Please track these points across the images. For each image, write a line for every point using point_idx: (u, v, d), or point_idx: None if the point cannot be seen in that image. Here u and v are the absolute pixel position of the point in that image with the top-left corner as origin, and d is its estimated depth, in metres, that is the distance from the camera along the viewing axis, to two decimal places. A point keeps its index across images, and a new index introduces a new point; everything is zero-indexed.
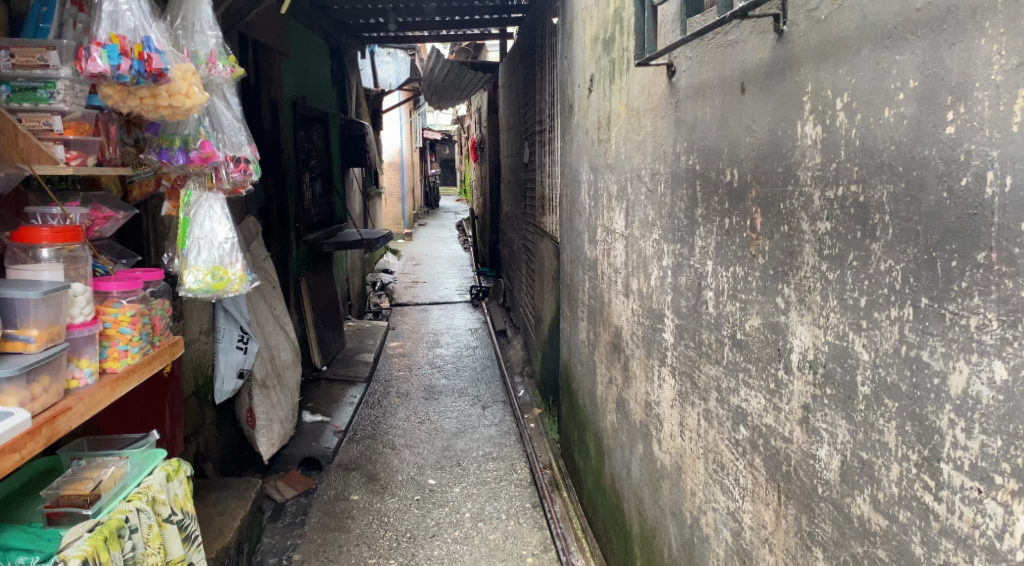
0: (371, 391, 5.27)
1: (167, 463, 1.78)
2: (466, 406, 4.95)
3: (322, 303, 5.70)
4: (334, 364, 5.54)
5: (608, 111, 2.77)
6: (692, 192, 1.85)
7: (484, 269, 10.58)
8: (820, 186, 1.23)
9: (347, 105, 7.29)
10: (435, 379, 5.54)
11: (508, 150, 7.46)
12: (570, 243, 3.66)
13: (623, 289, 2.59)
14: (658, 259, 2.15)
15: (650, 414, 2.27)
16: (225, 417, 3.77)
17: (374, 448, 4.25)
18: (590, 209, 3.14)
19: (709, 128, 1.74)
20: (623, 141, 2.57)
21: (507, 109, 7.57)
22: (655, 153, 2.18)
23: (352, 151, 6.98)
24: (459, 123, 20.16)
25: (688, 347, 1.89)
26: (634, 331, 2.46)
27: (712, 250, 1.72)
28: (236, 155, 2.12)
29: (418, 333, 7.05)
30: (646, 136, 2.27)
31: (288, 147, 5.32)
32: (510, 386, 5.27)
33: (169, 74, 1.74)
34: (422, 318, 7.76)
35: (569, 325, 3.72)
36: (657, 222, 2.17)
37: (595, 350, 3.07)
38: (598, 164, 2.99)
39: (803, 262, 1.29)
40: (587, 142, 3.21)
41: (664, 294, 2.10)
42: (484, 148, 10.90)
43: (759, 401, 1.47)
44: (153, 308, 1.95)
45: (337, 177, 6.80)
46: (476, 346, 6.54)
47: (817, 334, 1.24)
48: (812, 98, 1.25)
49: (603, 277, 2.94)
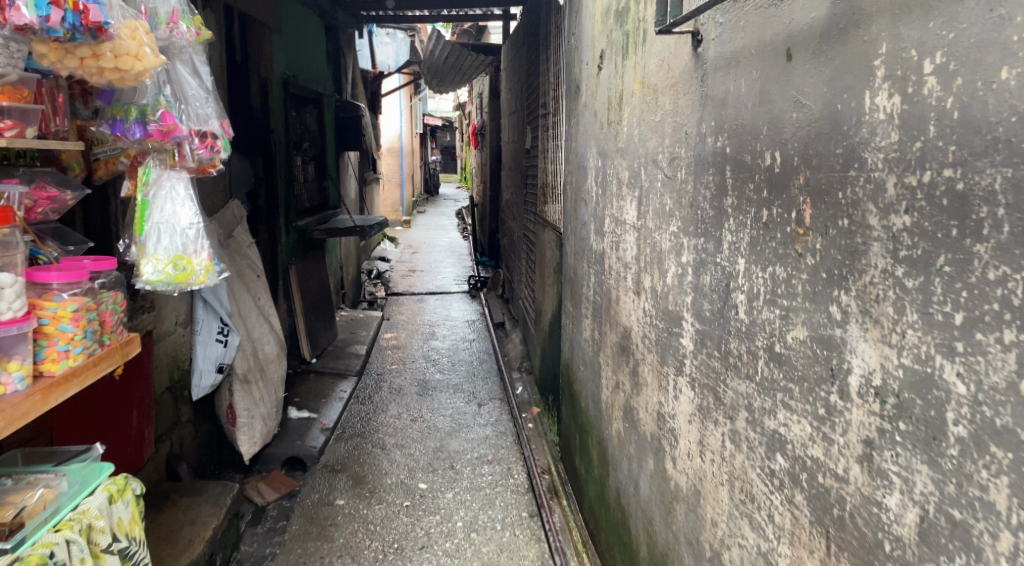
0: (362, 385, 5.05)
1: (112, 481, 1.55)
2: (461, 404, 4.72)
3: (313, 293, 5.47)
4: (324, 356, 5.31)
5: (620, 91, 2.53)
6: (720, 179, 1.61)
7: (483, 259, 10.34)
8: (895, 170, 0.99)
9: (342, 86, 7.01)
10: (430, 374, 5.32)
11: (510, 137, 7.19)
12: (574, 234, 3.42)
13: (633, 288, 2.36)
14: (676, 255, 1.92)
15: (662, 427, 2.05)
16: (204, 414, 3.54)
17: (363, 447, 4.03)
18: (597, 199, 2.90)
19: (745, 105, 1.49)
20: (636, 124, 2.33)
21: (509, 93, 7.30)
22: (675, 135, 1.94)
23: (347, 134, 6.71)
24: (460, 109, 19.81)
25: (711, 357, 1.66)
26: (645, 335, 2.24)
27: (744, 247, 1.49)
28: (202, 129, 1.87)
29: (413, 324, 6.82)
30: (664, 117, 2.03)
31: (278, 128, 5.06)
32: (508, 382, 5.05)
33: (113, 30, 1.48)
34: (418, 308, 7.52)
35: (571, 321, 3.49)
36: (675, 213, 1.93)
37: (600, 351, 2.85)
38: (607, 150, 2.75)
39: (869, 265, 1.05)
40: (594, 125, 2.97)
41: (681, 295, 1.87)
42: (485, 134, 10.62)
43: (803, 428, 1.24)
44: (102, 302, 1.71)
45: (331, 161, 6.55)
46: (473, 340, 6.31)
47: (886, 356, 1.00)
48: (887, 61, 1.00)
49: (610, 272, 2.70)
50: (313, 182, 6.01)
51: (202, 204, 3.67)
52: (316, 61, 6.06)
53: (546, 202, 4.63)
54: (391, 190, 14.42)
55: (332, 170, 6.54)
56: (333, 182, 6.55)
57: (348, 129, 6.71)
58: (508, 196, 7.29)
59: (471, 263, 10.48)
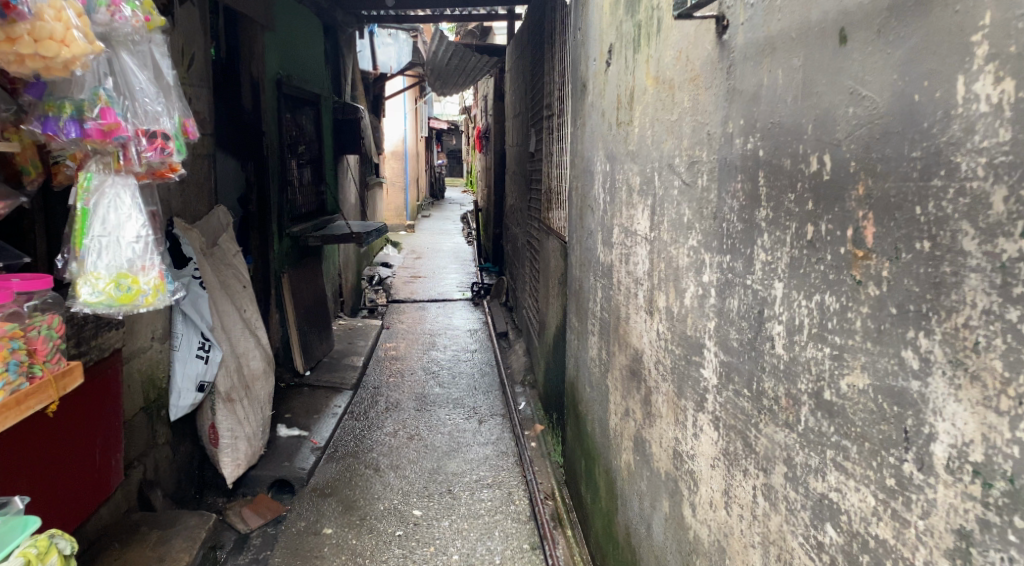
0: (357, 400, 4.82)
1: (32, 542, 1.31)
2: (460, 420, 4.48)
3: (308, 302, 5.25)
4: (318, 369, 5.09)
5: (631, 88, 2.30)
6: (751, 187, 1.37)
7: (487, 264, 10.10)
8: (1005, 177, 0.75)
9: (341, 88, 6.80)
10: (428, 387, 5.08)
11: (514, 140, 6.96)
12: (580, 244, 3.18)
13: (645, 307, 2.12)
14: (695, 274, 1.68)
15: (679, 468, 1.80)
16: (184, 435, 3.32)
17: (355, 469, 3.80)
18: (604, 207, 2.66)
19: (785, 100, 1.24)
20: (649, 124, 2.09)
21: (514, 94, 7.07)
22: (695, 137, 1.70)
23: (346, 136, 6.50)
24: (465, 112, 19.60)
25: (739, 396, 1.42)
26: (659, 360, 1.99)
27: (782, 268, 1.24)
28: (151, 130, 1.65)
29: (413, 333, 6.58)
30: (683, 116, 1.78)
31: (272, 131, 4.85)
32: (510, 397, 4.81)
33: (25, 7, 1.27)
34: (419, 317, 7.29)
35: (576, 337, 3.25)
36: (695, 225, 1.69)
37: (608, 374, 2.61)
38: (615, 153, 2.51)
39: (965, 300, 0.81)
40: (602, 127, 2.73)
41: (702, 320, 1.63)
42: (489, 137, 10.41)
43: (866, 499, 0.99)
44: (32, 327, 1.49)
45: (329, 165, 6.33)
46: (475, 350, 6.06)
47: (992, 424, 0.76)
48: (995, 32, 0.77)
49: (619, 287, 2.46)
50: (309, 187, 5.80)
51: (183, 211, 3.46)
52: (313, 61, 5.85)
53: (550, 208, 4.39)
54: (395, 194, 14.21)
55: (330, 175, 6.33)
56: (330, 186, 6.34)
57: (347, 132, 6.50)
58: (512, 201, 7.06)
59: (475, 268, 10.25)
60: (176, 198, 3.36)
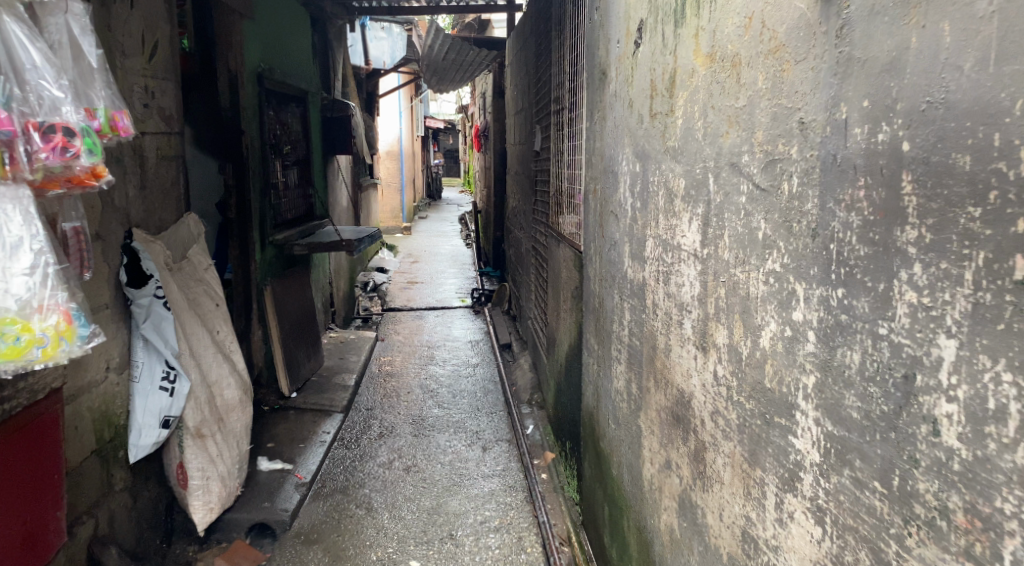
0: (348, 424, 4.41)
1: None
2: (462, 447, 4.07)
3: (295, 316, 4.84)
4: (306, 389, 4.68)
5: (670, 72, 1.89)
6: (886, 195, 0.97)
7: (487, 269, 9.69)
8: None
9: (331, 84, 6.39)
10: (427, 409, 4.67)
11: (516, 138, 6.55)
12: (600, 257, 2.77)
13: (695, 342, 1.72)
14: (779, 309, 1.28)
15: (752, 557, 1.40)
16: (149, 478, 2.91)
17: (345, 508, 3.39)
18: (633, 215, 2.26)
19: (962, 65, 0.82)
20: (698, 113, 1.69)
21: (515, 89, 6.65)
22: (777, 127, 1.29)
23: (336, 136, 6.08)
24: (462, 111, 19.19)
25: (861, 492, 1.02)
26: (716, 412, 1.59)
27: (952, 319, 0.84)
28: (43, 121, 1.55)
29: (410, 346, 6.17)
30: (758, 101, 1.36)
31: (253, 130, 4.45)
32: (516, 419, 4.40)
33: None
34: (416, 327, 6.87)
35: (596, 362, 2.85)
36: (777, 244, 1.29)
37: (639, 413, 2.21)
38: (648, 150, 2.10)
39: None
40: (629, 121, 2.32)
41: (791, 373, 1.23)
42: (488, 135, 9.99)
43: None
44: None
45: (317, 167, 5.92)
46: (476, 364, 5.65)
47: None
48: None
49: (654, 312, 2.06)
50: (296, 190, 5.39)
51: (147, 221, 3.05)
52: (300, 54, 5.44)
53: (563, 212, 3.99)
54: (391, 196, 13.79)
55: (318, 177, 5.92)
56: (319, 189, 5.93)
57: (336, 131, 6.08)
58: (515, 203, 6.65)
59: (474, 273, 9.84)
60: (137, 207, 2.95)
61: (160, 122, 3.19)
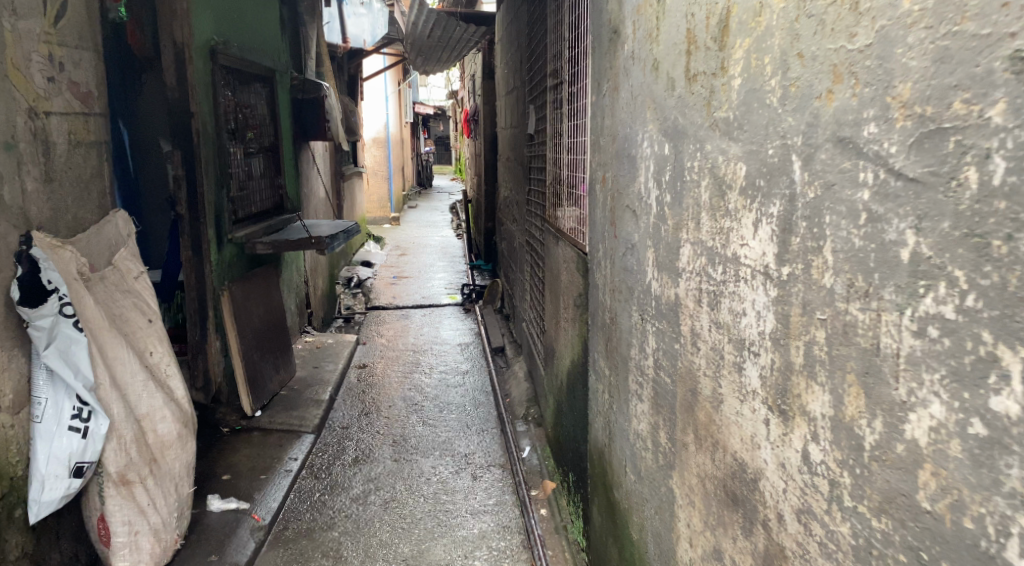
0: (320, 447, 3.88)
1: None
2: (449, 475, 3.56)
3: (260, 323, 4.30)
4: (273, 407, 4.15)
5: (720, 13, 1.35)
6: None
7: (479, 262, 9.15)
8: None
9: (304, 63, 5.80)
10: (410, 426, 4.15)
11: (507, 120, 5.99)
12: (613, 262, 2.23)
13: (766, 399, 1.20)
14: (959, 386, 0.75)
15: None
16: (61, 537, 2.38)
17: (309, 557, 2.87)
18: (660, 212, 1.73)
19: None
20: (773, 67, 1.15)
21: (506, 67, 6.07)
22: (947, 76, 0.75)
23: (308, 121, 5.50)
24: (452, 96, 18.48)
25: None
26: (806, 513, 1.07)
27: None
28: None
29: (394, 351, 5.64)
30: (902, 36, 0.83)
31: (205, 113, 3.88)
32: (511, 439, 3.89)
33: None
34: (401, 328, 6.33)
35: (607, 390, 2.33)
36: (952, 276, 0.76)
37: (670, 473, 1.69)
38: (683, 126, 1.56)
39: None
40: (653, 89, 1.78)
41: (990, 503, 0.71)
42: (479, 119, 9.39)
43: None
44: None
45: (287, 155, 5.35)
46: (466, 371, 5.12)
47: None
48: None
49: (693, 346, 1.53)
50: (261, 181, 4.82)
51: (55, 222, 2.50)
52: (263, 27, 4.84)
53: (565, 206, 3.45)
54: (377, 185, 13.19)
55: (288, 167, 5.35)
56: (290, 180, 5.37)
57: (309, 115, 5.50)
58: (507, 192, 6.09)
59: (465, 266, 9.29)
60: (39, 204, 2.39)
61: (72, 100, 2.63)
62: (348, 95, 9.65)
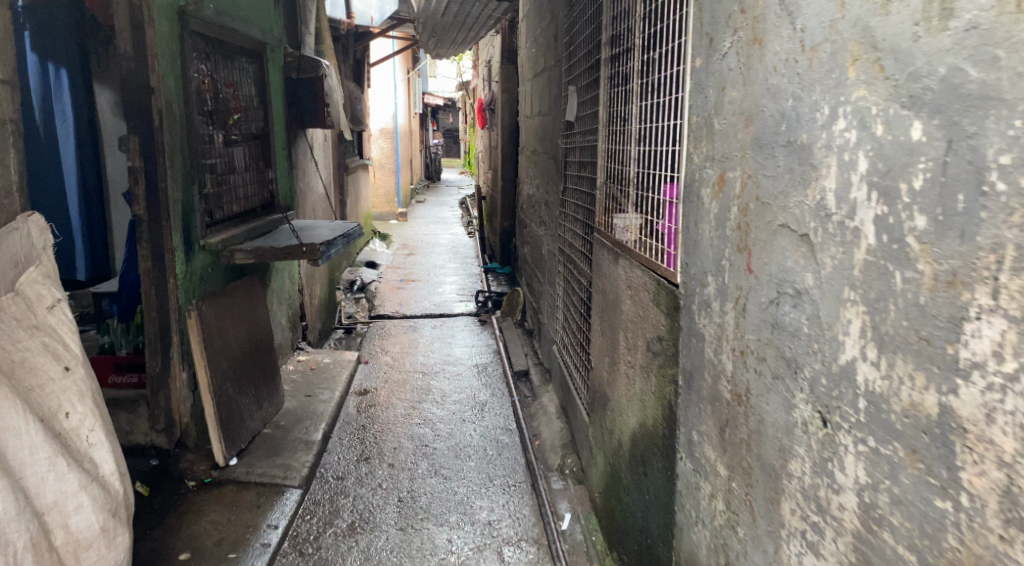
0: (309, 507, 3.14)
1: None
2: (469, 554, 2.81)
3: (239, 347, 3.54)
4: (254, 452, 3.42)
5: None
6: None
7: (493, 265, 8.39)
8: None
9: (302, 39, 5.04)
10: (419, 479, 3.40)
11: (534, 107, 5.21)
12: (739, 310, 1.47)
13: None
14: None
15: None
16: None
17: None
18: (894, 249, 0.96)
19: None
20: None
21: (531, 46, 5.30)
22: None
23: (304, 104, 4.72)
24: (462, 86, 17.69)
25: None
26: None
27: None
28: None
29: (401, 372, 4.89)
30: None
31: (169, 89, 3.11)
32: (545, 501, 3.13)
33: None
34: (408, 344, 5.58)
35: (721, 497, 1.57)
36: None
37: None
38: (993, 83, 0.79)
39: None
40: (872, 28, 1.00)
41: None
42: (495, 109, 8.62)
43: None
44: None
45: (279, 143, 4.58)
46: (485, 402, 4.35)
47: None
48: None
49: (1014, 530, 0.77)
50: (245, 175, 4.06)
51: None
52: None
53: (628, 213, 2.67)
54: (384, 179, 12.40)
55: (280, 158, 4.59)
56: (282, 173, 4.61)
57: (304, 98, 4.72)
58: (532, 190, 5.31)
59: (478, 269, 8.53)
60: None
61: None
62: (352, 82, 8.86)
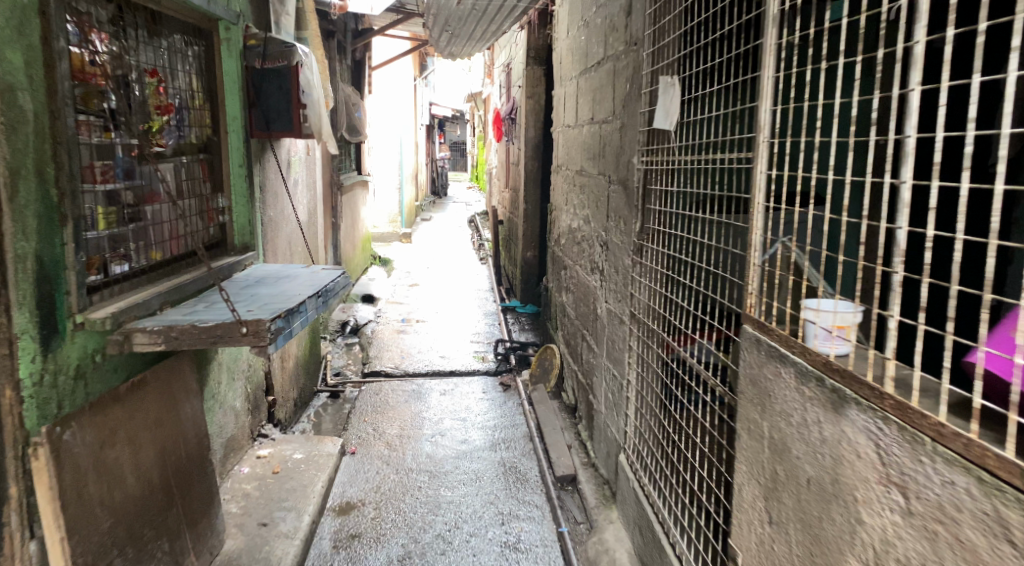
0: None
1: None
2: None
3: (142, 482, 2.23)
4: None
5: None
6: None
7: (513, 303, 7.13)
8: None
9: (275, 19, 3.78)
10: None
11: (581, 115, 3.96)
12: None
13: None
14: None
15: None
16: None
17: None
18: None
19: None
20: None
21: (578, 34, 4.05)
22: None
23: (272, 105, 3.40)
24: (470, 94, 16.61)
25: None
26: None
27: None
28: None
29: (400, 472, 3.59)
30: None
31: (11, 67, 1.83)
32: None
33: None
34: (411, 419, 4.28)
35: None
36: None
37: None
38: None
39: None
40: None
41: None
42: (517, 119, 7.39)
43: None
44: None
45: (234, 158, 3.29)
46: (519, 533, 3.03)
47: None
48: None
49: None
50: (170, 207, 2.78)
51: None
52: None
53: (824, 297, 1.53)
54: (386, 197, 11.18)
55: (236, 178, 3.30)
56: (239, 202, 3.32)
57: (273, 96, 3.40)
58: (576, 223, 4.05)
59: (495, 307, 7.25)
60: None
61: None
62: (348, 87, 7.65)
